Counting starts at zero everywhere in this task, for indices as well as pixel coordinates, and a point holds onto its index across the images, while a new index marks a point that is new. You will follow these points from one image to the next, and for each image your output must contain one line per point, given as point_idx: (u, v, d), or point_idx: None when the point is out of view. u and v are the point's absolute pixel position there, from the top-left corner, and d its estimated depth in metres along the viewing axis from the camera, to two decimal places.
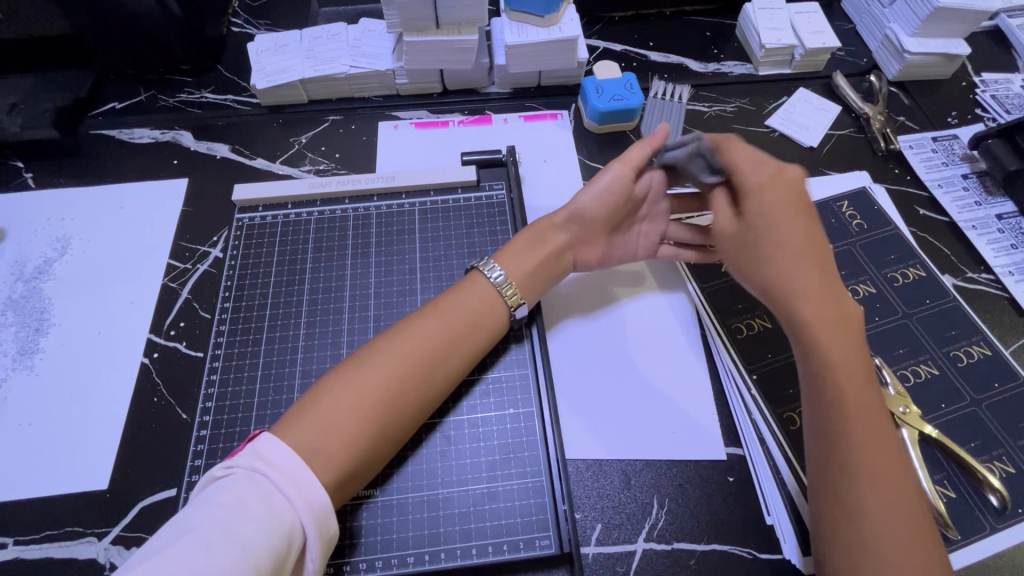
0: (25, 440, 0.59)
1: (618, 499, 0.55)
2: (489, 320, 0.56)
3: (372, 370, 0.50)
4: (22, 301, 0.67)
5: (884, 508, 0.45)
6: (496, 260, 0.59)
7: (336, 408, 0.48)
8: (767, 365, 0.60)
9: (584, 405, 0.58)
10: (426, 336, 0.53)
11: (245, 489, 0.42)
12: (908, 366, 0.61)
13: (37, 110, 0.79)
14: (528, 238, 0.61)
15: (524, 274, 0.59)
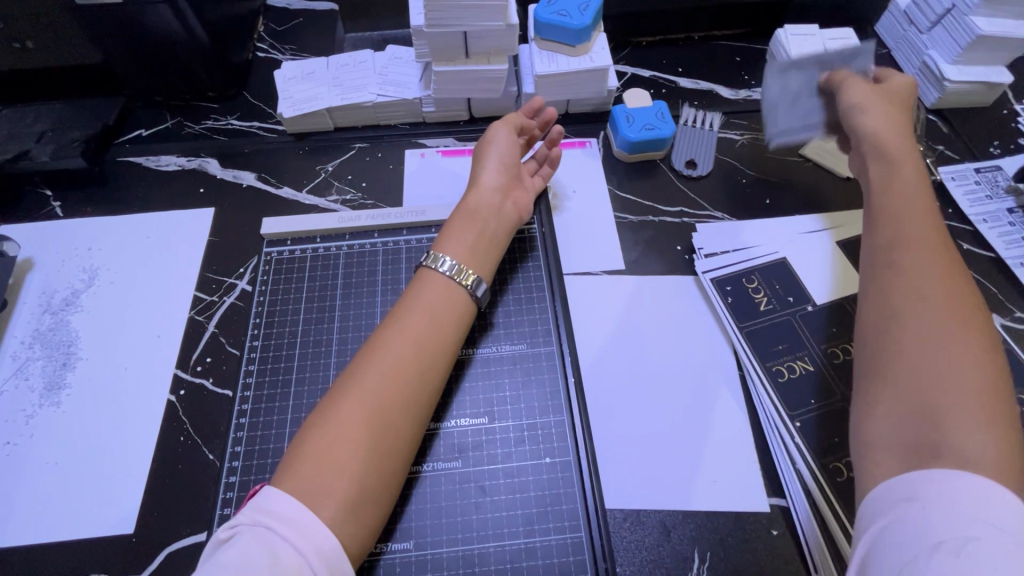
0: (52, 479, 0.58)
1: (658, 553, 0.52)
2: (446, 307, 0.55)
3: (353, 393, 0.48)
4: (50, 333, 0.67)
5: (934, 332, 0.46)
6: (439, 251, 0.59)
7: (332, 439, 0.45)
8: (812, 412, 0.58)
9: (622, 453, 0.57)
10: (399, 354, 0.51)
11: (250, 544, 0.40)
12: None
13: (65, 138, 0.79)
14: (456, 213, 0.63)
15: (463, 248, 0.60)
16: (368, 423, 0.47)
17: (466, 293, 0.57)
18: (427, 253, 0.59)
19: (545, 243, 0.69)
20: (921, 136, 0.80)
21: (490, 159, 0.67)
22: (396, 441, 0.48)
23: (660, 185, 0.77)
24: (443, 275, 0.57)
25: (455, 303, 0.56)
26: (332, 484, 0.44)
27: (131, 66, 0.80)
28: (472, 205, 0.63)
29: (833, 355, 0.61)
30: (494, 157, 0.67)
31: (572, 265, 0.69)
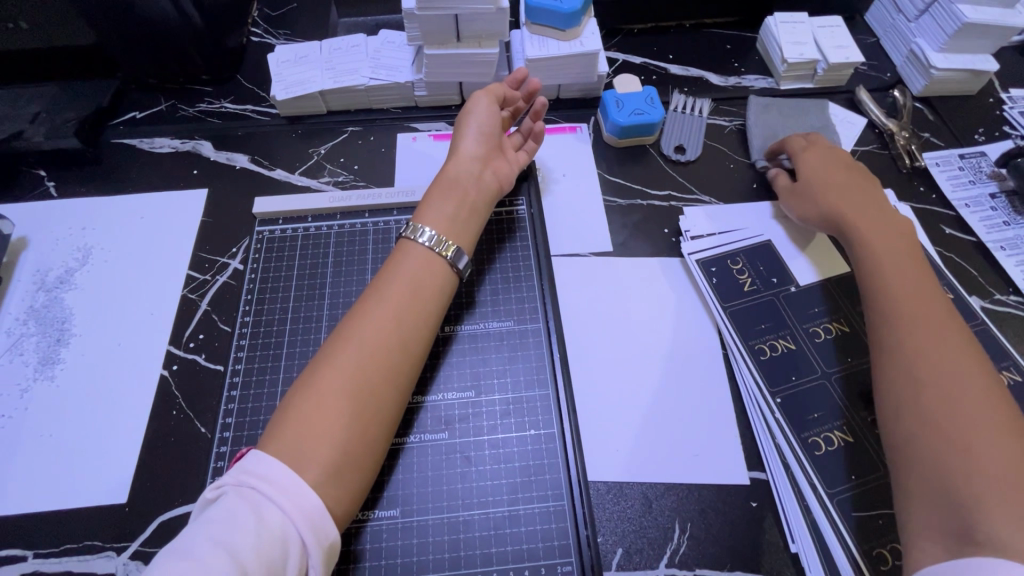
0: (46, 451, 0.59)
1: (639, 524, 0.54)
2: (426, 276, 0.56)
3: (333, 363, 0.49)
4: (44, 310, 0.68)
5: (960, 416, 0.48)
6: (421, 222, 0.60)
7: (314, 405, 0.47)
8: (792, 388, 0.59)
9: (606, 427, 0.58)
10: (375, 324, 0.52)
11: (235, 505, 0.41)
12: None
13: (60, 119, 0.80)
14: (436, 181, 0.64)
15: (444, 219, 0.61)
16: (348, 390, 0.48)
17: (446, 264, 0.58)
18: (408, 224, 0.60)
19: (533, 225, 0.70)
20: (906, 123, 0.81)
21: (474, 130, 0.67)
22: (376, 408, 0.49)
23: (649, 169, 0.78)
24: (422, 245, 0.58)
25: (435, 271, 0.57)
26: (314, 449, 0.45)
27: (125, 47, 0.80)
28: (455, 174, 0.64)
29: (813, 334, 0.63)
30: (478, 127, 0.67)
31: (561, 247, 0.70)
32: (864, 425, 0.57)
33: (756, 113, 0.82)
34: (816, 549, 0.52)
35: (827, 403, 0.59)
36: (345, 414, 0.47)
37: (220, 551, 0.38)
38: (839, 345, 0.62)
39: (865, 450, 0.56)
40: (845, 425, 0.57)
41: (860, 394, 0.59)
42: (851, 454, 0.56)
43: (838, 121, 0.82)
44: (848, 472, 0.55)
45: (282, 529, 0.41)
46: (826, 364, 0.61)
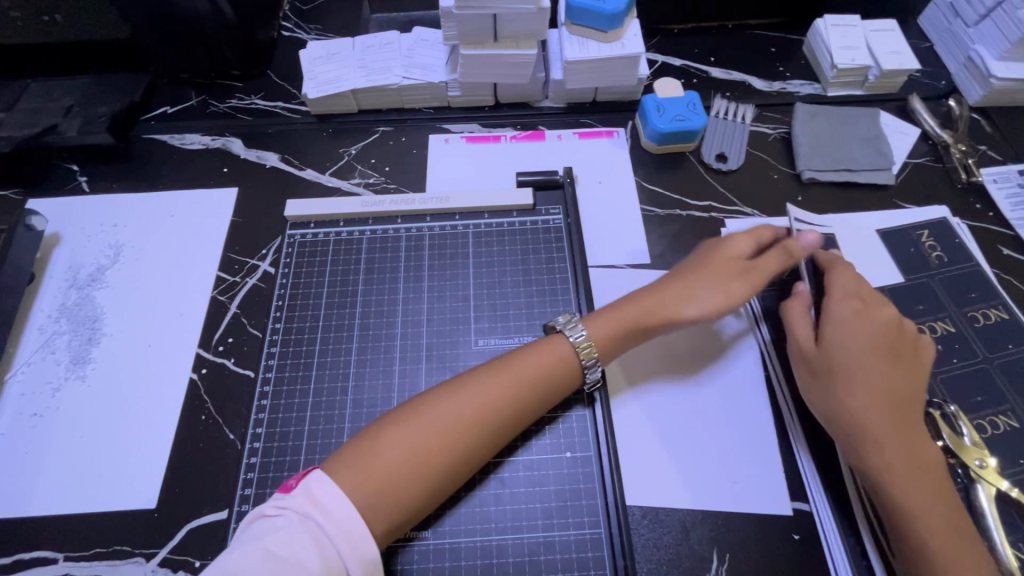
0: (78, 451, 0.59)
1: (677, 554, 0.52)
2: (561, 382, 0.53)
3: (433, 424, 0.47)
4: (75, 309, 0.68)
5: None
6: (585, 323, 0.56)
7: (395, 454, 0.45)
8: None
9: (645, 449, 0.56)
10: (487, 398, 0.49)
11: (298, 534, 0.40)
12: (983, 413, 0.57)
13: (92, 113, 0.79)
14: (609, 316, 0.57)
15: (608, 334, 0.56)
16: (431, 457, 0.46)
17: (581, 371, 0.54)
18: (569, 317, 0.56)
19: (569, 235, 0.68)
20: (963, 135, 0.78)
21: (711, 289, 0.59)
22: (461, 472, 0.48)
23: (689, 178, 0.75)
24: (573, 344, 0.54)
25: (570, 369, 0.53)
26: (394, 493, 0.44)
27: (158, 42, 0.80)
28: (648, 321, 0.57)
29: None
30: (710, 282, 0.59)
31: (597, 259, 0.68)
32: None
33: (803, 119, 0.78)
34: None
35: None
36: (430, 471, 0.46)
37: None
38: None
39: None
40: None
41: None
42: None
43: (890, 130, 0.79)
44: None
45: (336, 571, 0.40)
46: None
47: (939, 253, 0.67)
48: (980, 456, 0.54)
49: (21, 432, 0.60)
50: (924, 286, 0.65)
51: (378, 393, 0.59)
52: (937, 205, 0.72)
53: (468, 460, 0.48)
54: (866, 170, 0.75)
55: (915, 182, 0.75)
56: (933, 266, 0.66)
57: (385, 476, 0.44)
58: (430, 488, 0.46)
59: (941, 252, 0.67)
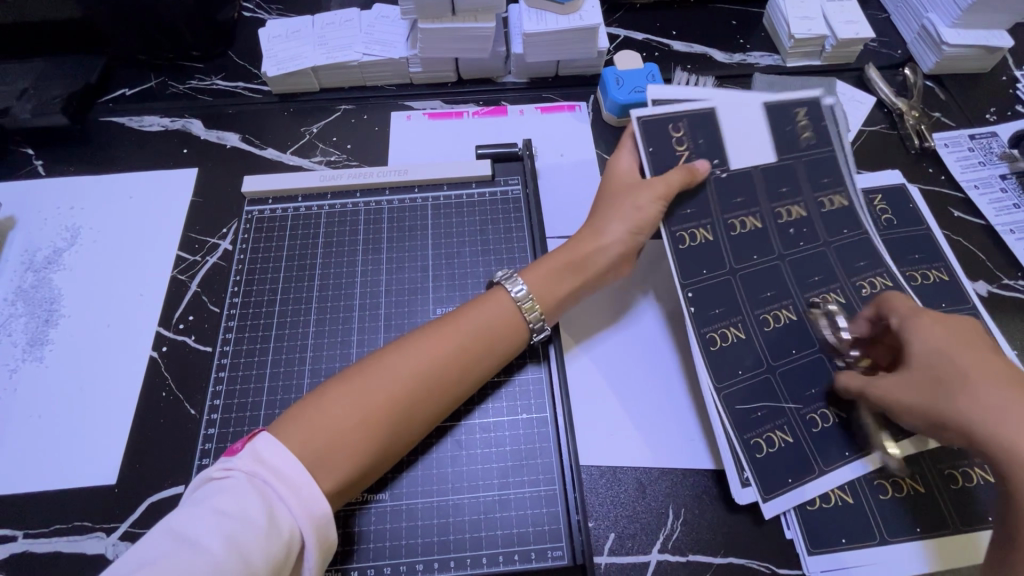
0: (37, 432, 0.58)
1: (633, 509, 0.53)
2: (507, 338, 0.53)
3: (374, 387, 0.47)
4: (32, 291, 0.67)
5: None
6: (523, 276, 0.56)
7: (337, 419, 0.45)
8: (698, 281, 0.56)
9: (599, 409, 0.57)
10: (429, 357, 0.50)
11: (244, 497, 0.40)
12: (823, 290, 0.57)
13: (47, 95, 0.78)
14: (545, 262, 0.57)
15: (548, 284, 0.56)
16: (373, 420, 0.46)
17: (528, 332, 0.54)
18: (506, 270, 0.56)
19: (529, 206, 0.68)
20: (916, 103, 0.79)
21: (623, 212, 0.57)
22: (410, 432, 0.48)
23: None
24: (512, 300, 0.54)
25: (513, 325, 0.54)
26: (337, 450, 0.45)
27: (113, 22, 0.78)
28: (580, 263, 0.57)
29: (728, 228, 0.58)
30: (622, 206, 0.57)
31: (558, 229, 0.69)
32: (756, 319, 0.56)
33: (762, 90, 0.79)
34: (805, 531, 0.51)
35: (728, 298, 0.56)
36: (375, 432, 0.46)
37: (229, 546, 0.38)
38: (750, 242, 0.57)
39: (757, 348, 0.55)
40: (741, 322, 0.56)
41: (762, 290, 0.57)
42: (739, 350, 0.55)
43: (846, 99, 0.80)
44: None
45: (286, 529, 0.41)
46: (737, 262, 0.57)
47: (810, 134, 0.60)
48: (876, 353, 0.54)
49: None
50: (795, 165, 0.60)
51: (337, 363, 0.59)
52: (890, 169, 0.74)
53: (415, 418, 0.48)
54: None
55: (870, 148, 0.76)
56: (803, 147, 0.60)
57: (325, 438, 0.45)
58: (378, 451, 0.47)
59: (892, 214, 0.67)
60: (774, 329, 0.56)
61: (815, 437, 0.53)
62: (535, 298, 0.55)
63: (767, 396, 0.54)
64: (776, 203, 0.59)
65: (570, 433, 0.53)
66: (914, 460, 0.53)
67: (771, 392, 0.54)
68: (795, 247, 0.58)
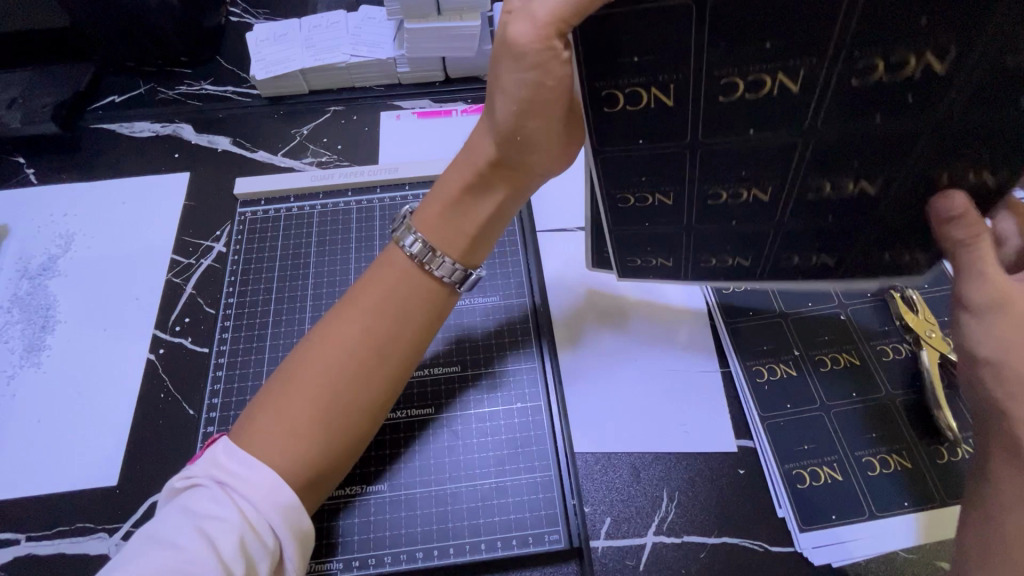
0: (36, 437, 0.59)
1: (627, 493, 0.54)
2: (414, 295, 0.51)
3: (298, 383, 0.46)
4: (27, 298, 0.67)
5: None
6: (416, 221, 0.52)
7: (273, 425, 0.45)
8: (617, 148, 0.45)
9: (595, 395, 0.58)
10: (343, 342, 0.48)
11: (213, 498, 0.43)
12: (843, 177, 0.46)
13: (37, 104, 0.78)
14: (445, 195, 0.51)
15: (446, 230, 0.51)
16: (309, 417, 0.46)
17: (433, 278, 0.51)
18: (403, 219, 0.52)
19: None
20: None
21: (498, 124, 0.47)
22: (359, 417, 0.48)
23: None
24: (408, 255, 0.51)
25: (411, 279, 0.51)
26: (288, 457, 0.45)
27: (102, 30, 0.79)
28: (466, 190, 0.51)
29: (717, 89, 0.41)
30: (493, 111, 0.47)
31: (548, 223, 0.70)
32: (700, 191, 0.48)
33: None
34: (796, 508, 0.52)
35: (672, 172, 0.47)
36: (313, 428, 0.46)
37: (201, 540, 0.41)
38: (753, 109, 0.42)
39: (684, 207, 0.50)
40: (674, 191, 0.49)
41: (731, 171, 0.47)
42: (659, 211, 0.50)
43: None
44: (814, 436, 0.55)
45: (257, 521, 0.43)
46: (703, 133, 0.44)
47: None
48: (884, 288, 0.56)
49: None
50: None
51: None
52: None
53: (351, 403, 0.47)
54: None
55: None
56: None
57: (269, 450, 0.45)
58: (327, 445, 0.46)
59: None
60: (723, 202, 0.49)
61: (695, 269, 0.56)
62: (438, 248, 0.51)
63: (667, 242, 0.53)
64: (858, 43, 0.38)
65: (564, 419, 0.56)
66: (897, 436, 0.55)
67: (672, 247, 0.54)
68: (843, 125, 0.42)
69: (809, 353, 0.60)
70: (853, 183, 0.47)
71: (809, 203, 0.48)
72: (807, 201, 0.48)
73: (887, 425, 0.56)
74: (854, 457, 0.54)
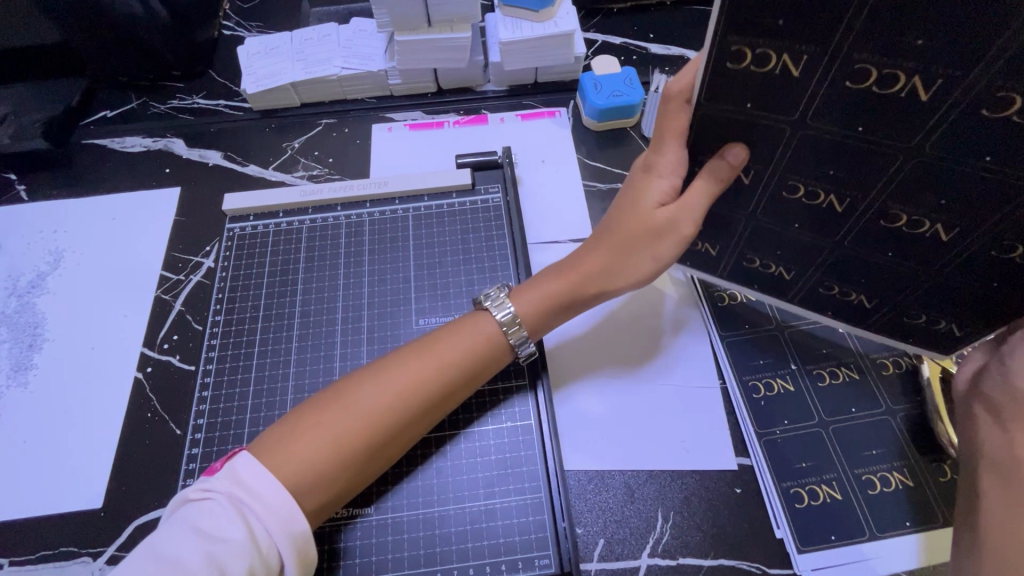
0: (21, 458, 0.58)
1: (621, 514, 0.52)
2: (485, 353, 0.54)
3: (351, 405, 0.48)
4: (15, 316, 0.67)
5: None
6: (513, 299, 0.56)
7: (315, 440, 0.46)
8: (733, 114, 0.45)
9: (587, 415, 0.57)
10: (405, 378, 0.50)
11: (225, 517, 0.42)
12: (915, 212, 0.45)
13: (29, 121, 0.78)
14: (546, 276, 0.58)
15: (538, 300, 0.56)
16: (349, 440, 0.47)
17: (508, 345, 0.54)
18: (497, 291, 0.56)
19: (510, 214, 0.68)
20: None
21: (633, 264, 0.55)
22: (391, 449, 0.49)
23: (630, 152, 0.76)
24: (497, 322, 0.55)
25: (494, 344, 0.54)
26: (317, 474, 0.46)
27: (92, 46, 0.79)
28: (575, 298, 0.57)
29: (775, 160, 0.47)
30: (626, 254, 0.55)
31: (541, 236, 0.69)
32: (782, 181, 0.49)
33: None
34: (794, 530, 0.51)
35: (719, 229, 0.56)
36: (351, 450, 0.47)
37: (210, 562, 0.40)
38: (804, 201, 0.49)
39: (758, 195, 0.51)
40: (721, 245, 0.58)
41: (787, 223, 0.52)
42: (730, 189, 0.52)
43: None
44: (813, 454, 0.54)
45: (265, 543, 0.42)
46: (812, 116, 0.43)
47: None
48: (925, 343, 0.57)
49: None
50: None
51: (320, 377, 0.59)
52: None
53: (390, 436, 0.49)
54: None
55: None
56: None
57: (302, 464, 0.45)
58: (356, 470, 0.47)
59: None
60: (797, 199, 0.50)
61: (735, 265, 0.59)
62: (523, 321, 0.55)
63: (725, 228, 0.56)
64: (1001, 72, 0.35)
65: (555, 438, 0.54)
66: (899, 453, 0.54)
67: (729, 234, 0.56)
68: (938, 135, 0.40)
69: (806, 367, 0.58)
70: (926, 223, 0.46)
71: (872, 225, 0.48)
72: (873, 224, 0.48)
73: (887, 442, 0.54)
74: (853, 475, 0.53)
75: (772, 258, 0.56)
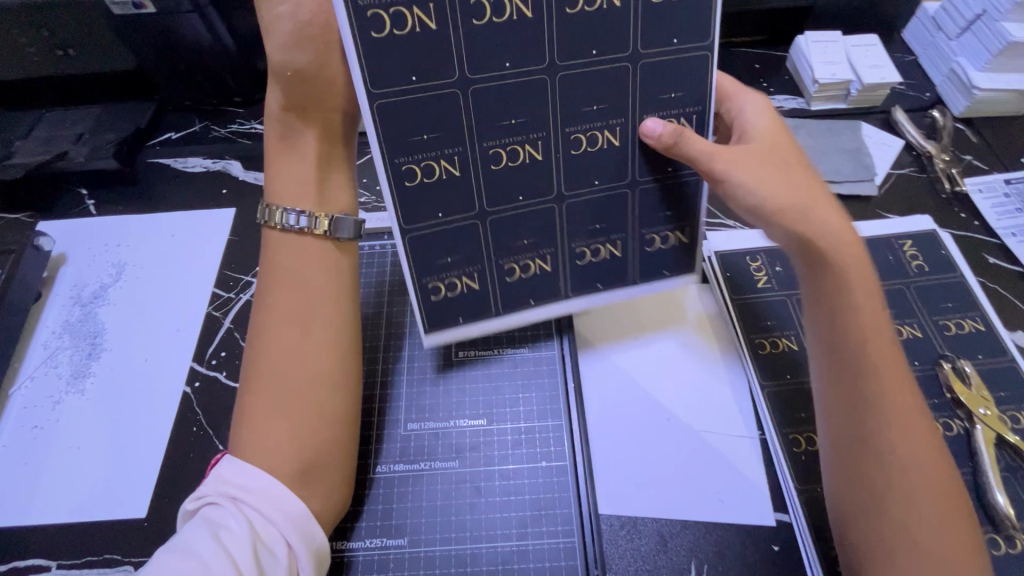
0: (75, 462, 0.61)
1: (653, 563, 0.51)
2: (320, 259, 0.54)
3: (261, 377, 0.49)
4: (78, 325, 0.71)
5: (912, 444, 0.46)
6: (275, 203, 0.55)
7: (262, 419, 0.48)
8: (403, 94, 0.46)
9: (623, 461, 0.56)
10: (283, 321, 0.51)
11: (226, 510, 0.44)
12: (590, 128, 0.51)
13: (101, 140, 0.83)
14: (271, 125, 0.56)
15: (298, 186, 0.55)
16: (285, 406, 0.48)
17: (324, 236, 0.55)
18: (265, 208, 0.55)
19: None
20: (946, 145, 0.78)
21: (280, 156, 0.56)
22: (339, 401, 0.51)
23: None
24: (291, 231, 0.54)
25: (329, 257, 0.55)
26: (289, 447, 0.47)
27: (164, 71, 0.84)
28: (288, 164, 0.56)
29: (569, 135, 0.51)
30: (282, 159, 0.56)
31: None
32: (637, 127, 0.51)
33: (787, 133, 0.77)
34: None
35: (545, 228, 0.55)
36: (298, 409, 0.48)
37: (217, 546, 0.41)
38: (595, 163, 0.52)
39: (470, 186, 0.51)
40: (552, 253, 0.56)
41: (589, 223, 0.56)
42: (594, 160, 0.52)
43: (874, 141, 0.79)
44: None
45: (264, 530, 0.43)
46: (470, 71, 0.46)
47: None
48: (985, 405, 0.56)
49: (22, 443, 0.62)
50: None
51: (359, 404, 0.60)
52: (921, 214, 0.72)
53: (325, 379, 0.50)
54: (850, 181, 0.74)
55: (898, 193, 0.75)
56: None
57: (267, 446, 0.47)
58: (318, 418, 0.49)
59: (923, 261, 0.67)
60: (583, 152, 0.52)
61: (572, 269, 0.58)
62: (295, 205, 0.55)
63: (545, 225, 0.55)
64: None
65: (590, 482, 0.54)
66: None
67: (552, 233, 0.55)
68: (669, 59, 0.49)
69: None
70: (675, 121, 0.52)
71: (573, 160, 0.52)
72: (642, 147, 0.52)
73: None
74: None
75: (523, 251, 0.56)
